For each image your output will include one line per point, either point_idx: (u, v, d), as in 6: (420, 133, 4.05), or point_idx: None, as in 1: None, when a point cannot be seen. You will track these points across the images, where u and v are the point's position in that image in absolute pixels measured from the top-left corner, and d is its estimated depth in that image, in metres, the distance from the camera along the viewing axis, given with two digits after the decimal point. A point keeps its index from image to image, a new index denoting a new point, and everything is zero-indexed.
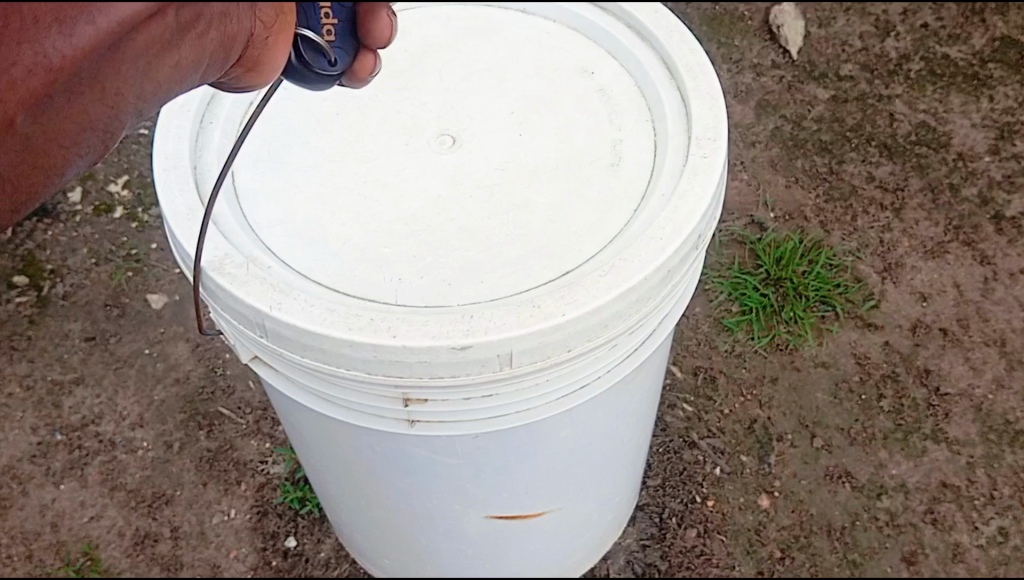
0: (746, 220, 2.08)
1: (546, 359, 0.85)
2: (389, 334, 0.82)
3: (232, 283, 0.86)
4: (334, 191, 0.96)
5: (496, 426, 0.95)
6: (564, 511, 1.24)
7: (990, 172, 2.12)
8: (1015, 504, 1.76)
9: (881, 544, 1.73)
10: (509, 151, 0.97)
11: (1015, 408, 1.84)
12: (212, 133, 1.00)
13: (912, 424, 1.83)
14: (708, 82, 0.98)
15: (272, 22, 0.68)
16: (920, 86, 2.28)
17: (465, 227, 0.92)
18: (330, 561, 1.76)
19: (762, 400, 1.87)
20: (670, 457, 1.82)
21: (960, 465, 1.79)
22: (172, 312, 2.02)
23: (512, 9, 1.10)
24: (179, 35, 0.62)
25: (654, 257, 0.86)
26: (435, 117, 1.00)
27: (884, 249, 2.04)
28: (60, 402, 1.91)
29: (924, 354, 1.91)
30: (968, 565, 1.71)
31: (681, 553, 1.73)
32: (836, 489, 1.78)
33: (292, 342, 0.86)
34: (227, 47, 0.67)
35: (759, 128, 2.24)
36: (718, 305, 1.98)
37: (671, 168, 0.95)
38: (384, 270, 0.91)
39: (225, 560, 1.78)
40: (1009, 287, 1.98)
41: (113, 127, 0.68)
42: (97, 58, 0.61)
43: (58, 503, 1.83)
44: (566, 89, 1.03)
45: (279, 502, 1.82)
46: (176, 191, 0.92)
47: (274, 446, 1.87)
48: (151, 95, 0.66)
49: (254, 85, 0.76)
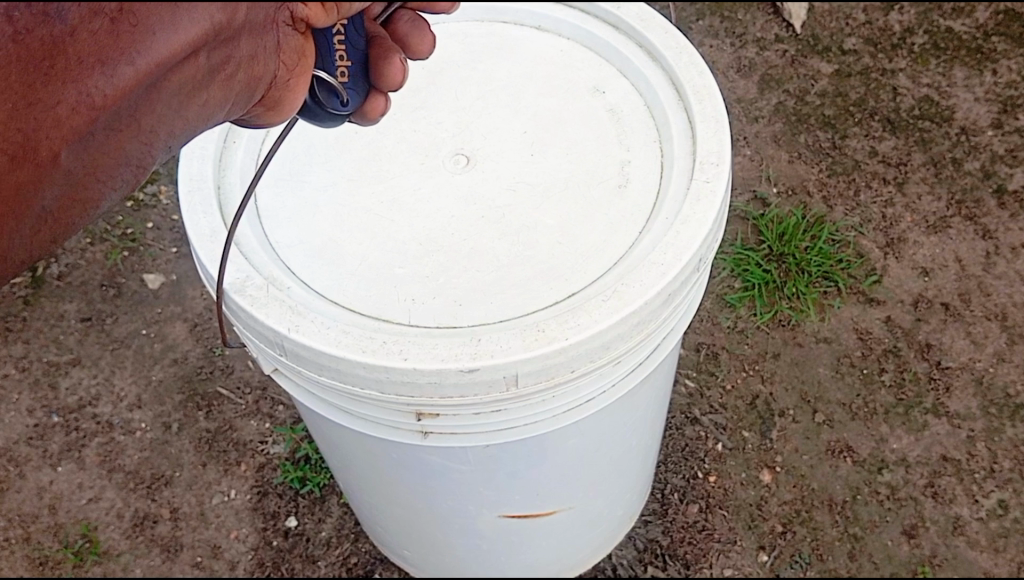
0: (749, 195, 2.13)
1: (551, 379, 0.90)
2: (400, 357, 0.87)
3: (252, 304, 0.91)
4: (354, 212, 1.01)
5: (506, 439, 1.00)
6: (577, 508, 1.30)
7: (993, 146, 2.16)
8: (1015, 477, 1.82)
9: (881, 518, 1.79)
10: (519, 172, 1.02)
11: (1015, 381, 1.89)
12: (235, 153, 1.05)
13: (914, 398, 1.88)
14: (713, 105, 1.01)
15: (295, 65, 0.79)
16: (924, 59, 2.31)
17: (475, 248, 0.97)
18: (331, 540, 1.81)
19: (764, 376, 1.92)
20: (673, 433, 1.87)
21: (960, 439, 1.85)
22: (169, 292, 2.07)
23: (528, 25, 1.15)
24: (211, 73, 0.72)
25: (654, 282, 0.90)
26: (450, 136, 1.05)
27: (886, 225, 2.08)
28: (57, 383, 1.98)
29: (925, 329, 1.95)
30: (968, 537, 1.77)
31: (684, 528, 1.79)
32: (837, 464, 1.83)
33: (309, 362, 0.91)
34: (253, 86, 0.78)
35: (761, 103, 2.27)
36: (721, 281, 2.02)
37: (673, 191, 0.99)
38: (399, 290, 0.96)
39: (225, 540, 1.85)
40: (1010, 261, 2.03)
41: (145, 161, 0.77)
42: (136, 95, 0.70)
43: (55, 485, 1.90)
44: (577, 108, 1.07)
45: (280, 482, 1.87)
46: (199, 213, 0.97)
47: (274, 425, 1.92)
48: (180, 131, 0.76)
49: (270, 123, 0.87)
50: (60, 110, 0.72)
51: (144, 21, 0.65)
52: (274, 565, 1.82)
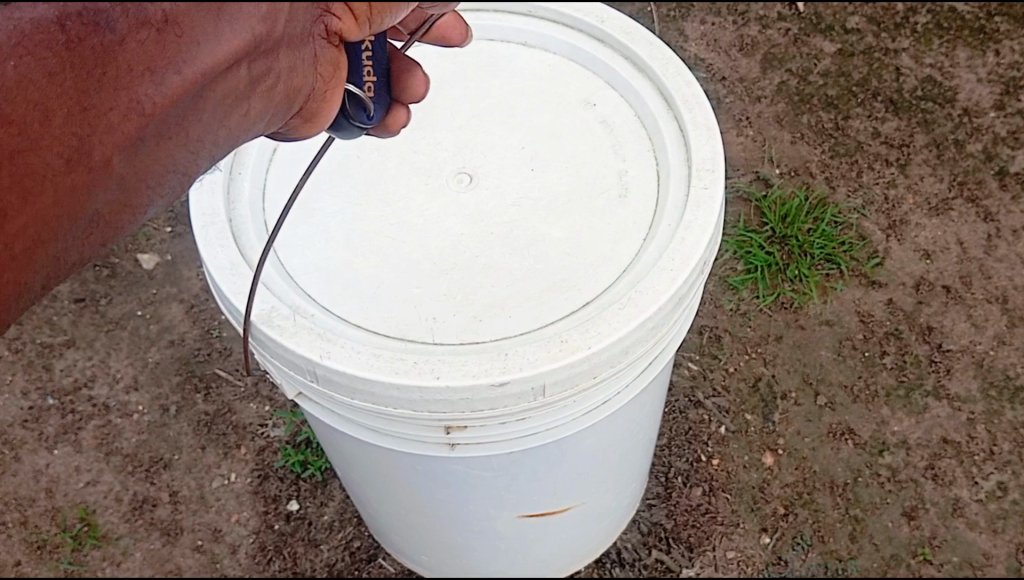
0: (751, 176, 2.15)
1: (575, 386, 0.96)
2: (433, 376, 0.93)
3: (282, 334, 0.96)
4: (364, 234, 1.06)
5: (532, 443, 1.06)
6: (586, 506, 1.36)
7: (995, 127, 2.19)
8: (1014, 459, 1.86)
9: (882, 500, 1.83)
10: (521, 187, 1.08)
11: (1015, 364, 1.93)
12: (242, 183, 1.09)
13: (914, 381, 1.92)
14: (704, 113, 1.07)
15: (331, 78, 0.87)
16: (927, 40, 2.32)
17: (488, 262, 1.03)
18: (333, 524, 1.86)
19: (767, 358, 1.95)
20: (676, 417, 1.92)
21: (960, 422, 1.89)
22: (164, 273, 2.12)
23: (514, 42, 1.20)
24: (252, 84, 0.79)
25: (666, 288, 0.97)
26: (451, 156, 1.10)
27: (889, 206, 2.11)
28: (51, 365, 2.03)
29: (926, 312, 1.98)
30: (968, 519, 1.82)
31: (687, 511, 1.84)
32: (838, 446, 1.87)
33: (342, 386, 0.96)
34: (292, 100, 0.85)
35: (764, 83, 2.28)
36: (723, 264, 2.05)
37: (674, 199, 1.05)
38: (419, 310, 1.01)
39: (226, 524, 1.89)
40: (1011, 244, 2.06)
41: (193, 168, 0.82)
42: (184, 100, 0.76)
43: (51, 469, 1.94)
44: (571, 121, 1.13)
45: (280, 465, 1.91)
46: (217, 247, 1.01)
47: (274, 409, 1.96)
48: (224, 142, 0.82)
49: (304, 135, 0.94)
50: (111, 117, 0.76)
51: (190, 32, 0.72)
52: (276, 549, 1.86)
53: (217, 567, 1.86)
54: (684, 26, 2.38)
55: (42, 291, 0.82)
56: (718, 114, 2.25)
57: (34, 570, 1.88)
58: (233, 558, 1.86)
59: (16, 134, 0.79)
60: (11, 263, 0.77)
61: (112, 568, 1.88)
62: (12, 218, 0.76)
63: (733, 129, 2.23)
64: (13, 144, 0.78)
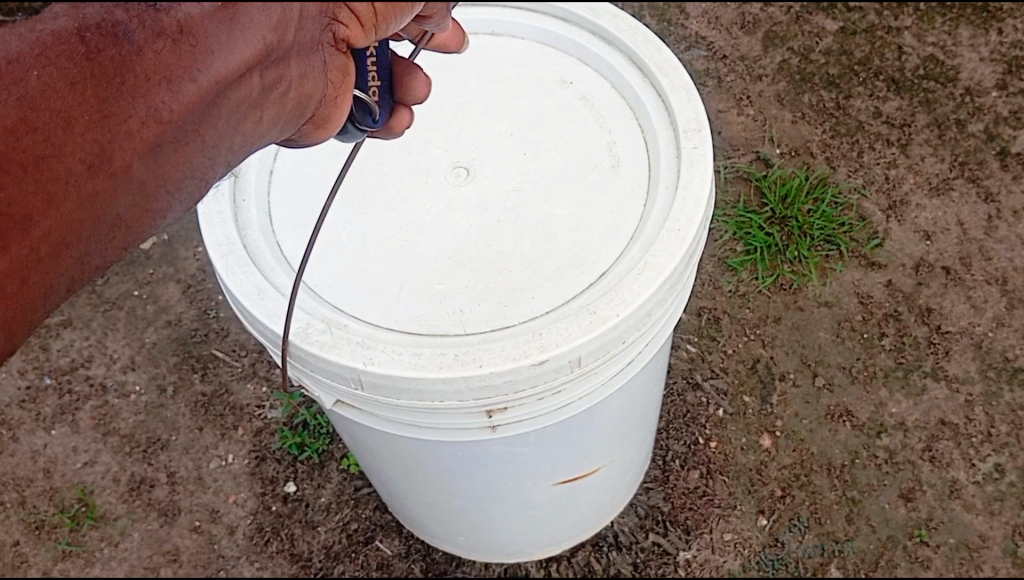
0: (751, 156, 2.17)
1: (607, 353, 1.00)
2: (475, 365, 0.96)
3: (323, 349, 0.98)
4: (373, 237, 1.08)
5: (559, 418, 1.10)
6: (613, 462, 1.40)
7: (997, 107, 2.18)
8: (1011, 441, 1.87)
9: (880, 482, 1.86)
10: (520, 172, 1.10)
11: (1014, 346, 1.94)
12: (249, 210, 1.10)
13: (913, 362, 1.94)
14: (679, 77, 1.11)
15: (339, 83, 0.90)
16: (930, 17, 2.31)
17: (501, 246, 1.06)
18: (331, 506, 1.88)
19: (765, 340, 1.97)
20: (675, 399, 1.94)
21: (958, 403, 1.90)
22: (160, 252, 2.13)
23: (482, 33, 1.23)
24: (264, 92, 0.83)
25: (678, 246, 1.01)
26: (445, 152, 1.12)
27: (889, 187, 2.12)
28: (48, 345, 2.06)
29: (926, 293, 1.99)
30: (964, 500, 1.84)
31: (684, 494, 1.86)
32: (836, 428, 1.89)
33: (390, 390, 0.99)
34: (304, 106, 0.88)
35: (765, 61, 2.29)
36: (723, 245, 2.07)
37: (666, 161, 1.09)
38: (447, 304, 1.03)
39: (224, 504, 1.91)
40: (1011, 225, 2.06)
41: (207, 175, 0.84)
42: (201, 106, 0.78)
43: (49, 449, 1.98)
44: (552, 101, 1.16)
45: (277, 447, 1.93)
46: (240, 273, 1.03)
47: (270, 391, 1.97)
48: (237, 149, 0.85)
49: (314, 141, 0.96)
50: (130, 125, 0.76)
51: (204, 42, 0.76)
52: (273, 530, 1.88)
53: (216, 547, 1.89)
54: (685, 4, 2.39)
55: (59, 298, 0.81)
56: (717, 93, 2.26)
57: (34, 550, 1.92)
58: (232, 539, 1.89)
59: (41, 140, 0.76)
60: (35, 265, 0.76)
61: (111, 548, 1.91)
62: (36, 224, 0.75)
63: (732, 108, 2.24)
64: (37, 151, 0.76)
